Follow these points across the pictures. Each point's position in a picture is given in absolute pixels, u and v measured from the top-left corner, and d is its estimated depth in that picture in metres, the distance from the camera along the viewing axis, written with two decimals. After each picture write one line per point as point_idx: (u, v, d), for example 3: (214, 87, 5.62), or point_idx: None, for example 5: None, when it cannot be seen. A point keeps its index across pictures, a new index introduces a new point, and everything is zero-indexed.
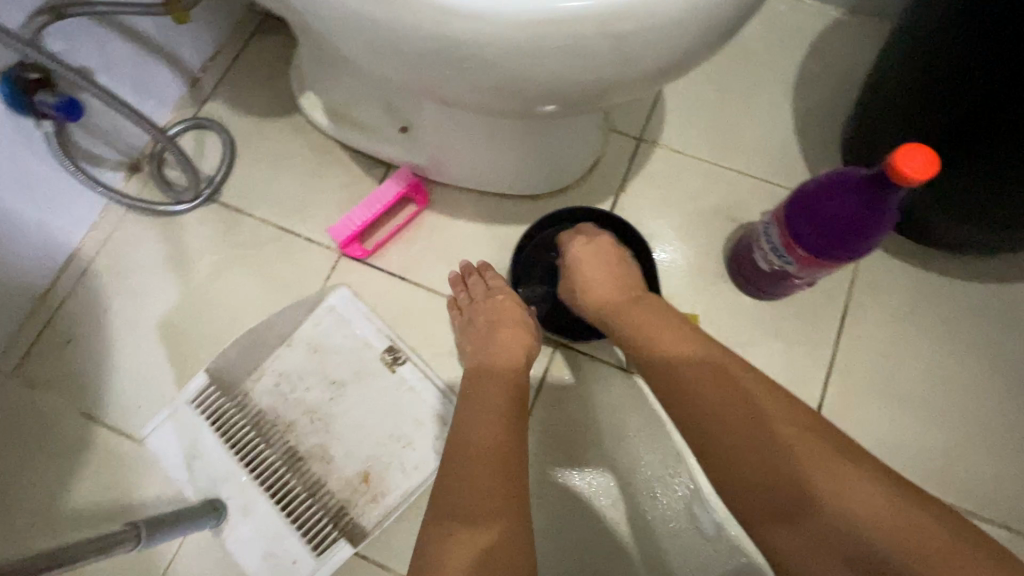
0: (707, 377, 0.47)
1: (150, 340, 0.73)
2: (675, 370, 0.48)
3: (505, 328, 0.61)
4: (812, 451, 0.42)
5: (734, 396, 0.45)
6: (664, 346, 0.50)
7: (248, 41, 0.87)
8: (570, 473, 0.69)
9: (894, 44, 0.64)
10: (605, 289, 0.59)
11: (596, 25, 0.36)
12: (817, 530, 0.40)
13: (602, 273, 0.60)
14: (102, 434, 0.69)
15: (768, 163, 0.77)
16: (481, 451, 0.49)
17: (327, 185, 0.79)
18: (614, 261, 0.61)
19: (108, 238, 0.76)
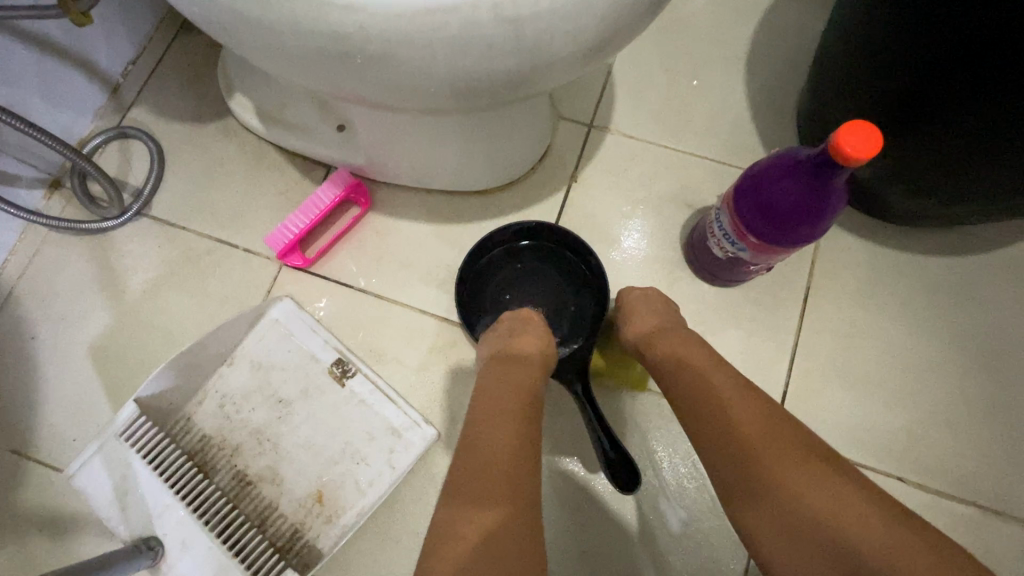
0: (714, 386, 0.47)
1: (83, 366, 0.69)
2: (701, 392, 0.47)
3: (531, 333, 0.58)
4: (803, 462, 0.41)
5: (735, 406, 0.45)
6: (699, 371, 0.49)
7: (172, 40, 0.81)
8: (579, 467, 0.66)
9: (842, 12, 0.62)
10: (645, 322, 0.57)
11: (494, 9, 0.33)
12: (808, 541, 0.39)
13: (648, 306, 0.59)
14: (35, 470, 0.65)
15: (722, 144, 0.75)
16: (495, 441, 0.47)
17: (264, 192, 0.75)
18: (670, 307, 0.59)
19: (30, 261, 0.72)
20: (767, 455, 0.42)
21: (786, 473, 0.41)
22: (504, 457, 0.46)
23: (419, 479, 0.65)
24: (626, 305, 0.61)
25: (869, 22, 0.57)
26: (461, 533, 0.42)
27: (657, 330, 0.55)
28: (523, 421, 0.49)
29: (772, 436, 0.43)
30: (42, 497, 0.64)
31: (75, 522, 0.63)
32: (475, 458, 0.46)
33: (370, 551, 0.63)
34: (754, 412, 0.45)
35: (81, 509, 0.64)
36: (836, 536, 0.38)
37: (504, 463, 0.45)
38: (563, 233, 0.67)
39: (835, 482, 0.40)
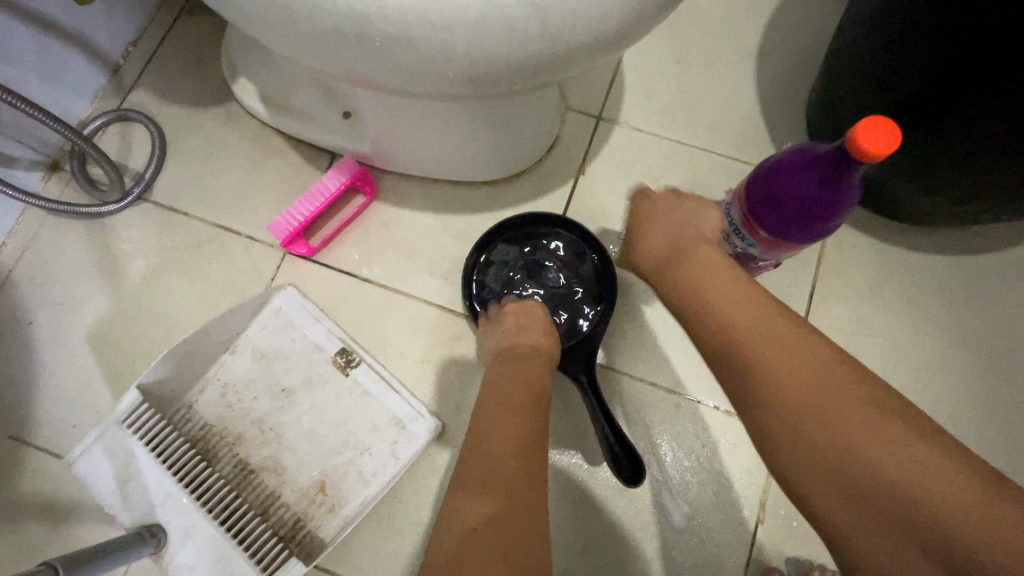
0: (754, 329, 0.44)
1: (82, 352, 0.68)
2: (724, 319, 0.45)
3: (535, 326, 0.58)
4: (862, 411, 0.38)
5: (780, 351, 0.42)
6: (732, 314, 0.45)
7: (174, 22, 0.80)
8: (584, 463, 0.66)
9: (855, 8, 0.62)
10: (659, 250, 0.53)
11: None
12: (858, 491, 0.37)
13: (660, 235, 0.54)
14: (33, 456, 0.64)
15: (731, 139, 0.74)
16: (504, 437, 0.47)
17: (267, 179, 0.74)
18: (685, 225, 0.55)
19: (27, 245, 0.70)
20: (817, 407, 0.39)
21: (837, 424, 0.38)
22: (509, 454, 0.46)
23: (422, 469, 0.65)
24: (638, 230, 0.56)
25: (884, 16, 0.56)
26: (468, 527, 0.42)
27: (673, 254, 0.52)
28: (530, 422, 0.49)
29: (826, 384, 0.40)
30: (40, 484, 0.64)
31: (74, 509, 0.63)
32: (483, 458, 0.46)
33: (374, 541, 0.63)
34: (799, 357, 0.41)
35: (79, 496, 0.63)
36: (894, 490, 0.36)
37: (513, 458, 0.46)
38: (572, 224, 0.68)
39: (896, 438, 0.37)
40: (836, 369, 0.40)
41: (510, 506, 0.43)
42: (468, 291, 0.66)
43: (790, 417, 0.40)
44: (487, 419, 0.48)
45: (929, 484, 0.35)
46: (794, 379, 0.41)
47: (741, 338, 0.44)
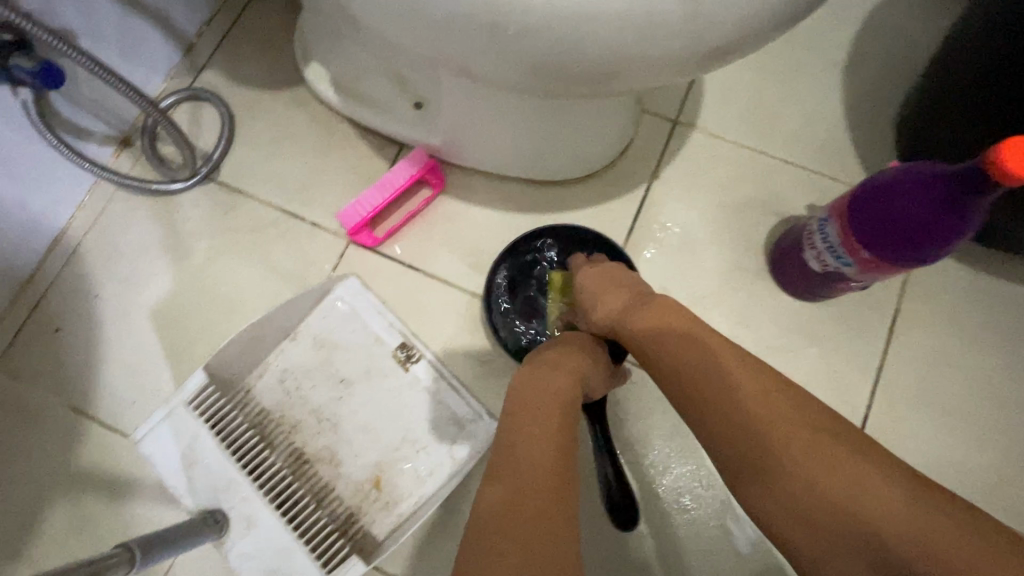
0: (700, 361, 0.41)
1: (144, 329, 0.68)
2: (681, 359, 0.42)
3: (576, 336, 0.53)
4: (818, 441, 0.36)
5: (732, 383, 0.39)
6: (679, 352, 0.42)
7: (247, 3, 0.79)
8: (655, 469, 0.65)
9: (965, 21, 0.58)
10: (609, 297, 0.50)
11: None
12: (821, 528, 0.35)
13: (603, 287, 0.51)
14: (93, 430, 0.65)
15: (814, 151, 0.71)
16: (538, 438, 0.42)
17: (333, 166, 0.73)
18: (627, 277, 0.52)
19: (96, 219, 0.71)
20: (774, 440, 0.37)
21: (800, 458, 0.36)
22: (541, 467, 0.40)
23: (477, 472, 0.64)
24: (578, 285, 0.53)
25: (1008, 28, 0.52)
26: (494, 528, 0.37)
27: (628, 305, 0.48)
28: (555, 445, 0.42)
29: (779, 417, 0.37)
30: (100, 457, 0.64)
31: (132, 485, 0.63)
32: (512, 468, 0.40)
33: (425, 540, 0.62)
34: (749, 388, 0.39)
35: (138, 472, 0.63)
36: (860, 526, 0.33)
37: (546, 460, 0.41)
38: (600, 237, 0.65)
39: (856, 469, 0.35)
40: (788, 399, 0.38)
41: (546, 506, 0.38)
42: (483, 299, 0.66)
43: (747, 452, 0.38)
44: (512, 437, 0.42)
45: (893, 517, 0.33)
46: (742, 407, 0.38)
47: (696, 378, 0.41)
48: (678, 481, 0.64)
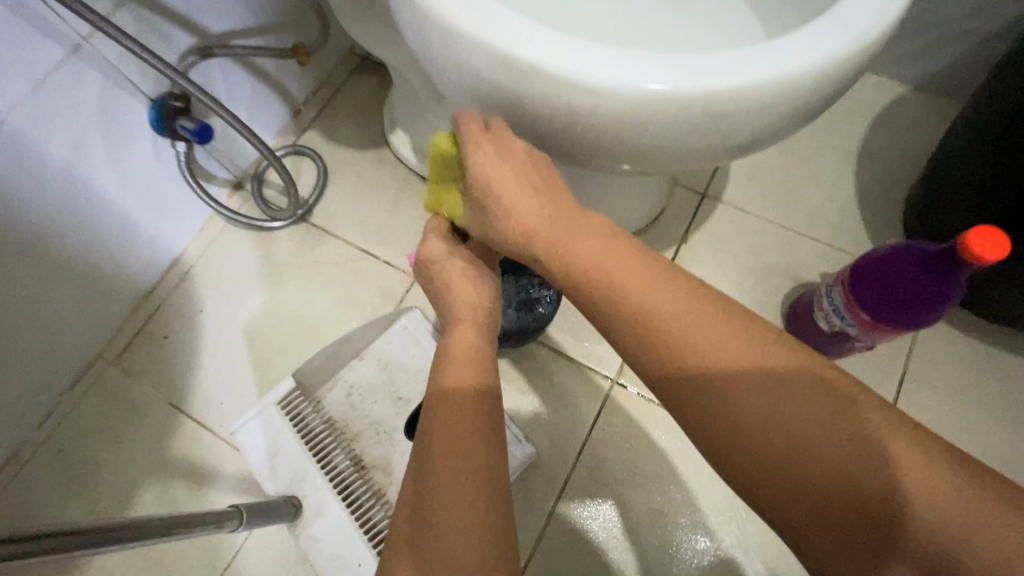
0: (668, 304, 0.37)
1: (237, 341, 0.80)
2: (650, 323, 0.36)
3: (463, 282, 0.49)
4: (795, 393, 0.33)
5: (688, 330, 0.35)
6: (631, 290, 0.38)
7: (346, 78, 0.96)
8: (671, 507, 0.73)
9: (965, 116, 0.67)
10: (538, 222, 0.43)
11: (706, 105, 0.41)
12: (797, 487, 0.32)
13: (518, 191, 0.44)
14: (185, 425, 0.75)
15: (828, 226, 0.80)
16: (458, 421, 0.41)
17: (406, 215, 0.86)
18: (543, 174, 0.46)
19: (207, 247, 0.84)
20: (745, 398, 0.33)
21: (770, 409, 0.33)
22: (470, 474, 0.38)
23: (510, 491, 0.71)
24: (490, 185, 0.45)
25: (994, 128, 0.62)
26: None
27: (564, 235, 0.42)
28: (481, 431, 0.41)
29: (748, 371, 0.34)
30: (188, 451, 0.74)
31: (212, 476, 0.73)
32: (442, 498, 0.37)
33: None
34: (711, 342, 0.35)
35: (218, 465, 0.74)
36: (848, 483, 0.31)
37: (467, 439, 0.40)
38: None
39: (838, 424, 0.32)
40: (748, 351, 0.35)
41: (480, 484, 0.37)
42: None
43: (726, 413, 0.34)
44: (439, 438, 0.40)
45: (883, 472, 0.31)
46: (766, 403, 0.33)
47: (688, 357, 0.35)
48: (691, 520, 0.72)
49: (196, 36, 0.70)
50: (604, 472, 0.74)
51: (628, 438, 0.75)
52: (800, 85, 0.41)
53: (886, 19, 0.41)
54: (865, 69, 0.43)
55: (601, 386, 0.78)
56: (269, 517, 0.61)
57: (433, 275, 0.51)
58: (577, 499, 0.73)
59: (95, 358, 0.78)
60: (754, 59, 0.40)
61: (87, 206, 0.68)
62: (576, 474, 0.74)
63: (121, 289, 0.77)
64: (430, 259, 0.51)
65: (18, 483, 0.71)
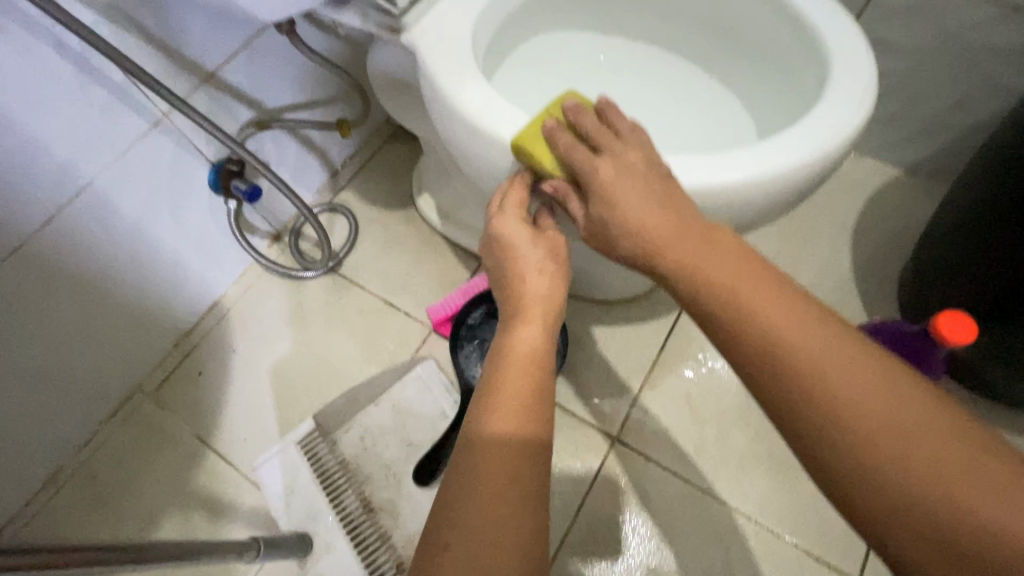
0: (781, 316, 0.37)
1: (264, 381, 0.86)
2: (759, 327, 0.37)
3: (535, 271, 0.47)
4: (898, 398, 0.33)
5: (799, 339, 0.36)
6: (740, 288, 0.38)
7: (382, 144, 1.05)
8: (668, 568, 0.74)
9: (950, 200, 0.71)
10: (648, 224, 0.42)
11: (693, 202, 0.47)
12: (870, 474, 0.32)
13: (636, 194, 0.43)
14: (209, 458, 0.81)
15: (824, 298, 0.84)
16: (508, 459, 0.37)
17: (427, 270, 0.93)
18: (662, 179, 0.44)
19: (244, 291, 0.92)
20: (853, 405, 0.33)
21: (871, 411, 0.33)
22: (508, 480, 0.36)
23: None
24: (605, 194, 0.43)
25: (972, 219, 0.67)
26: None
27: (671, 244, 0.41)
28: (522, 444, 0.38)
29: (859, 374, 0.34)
30: (210, 483, 0.79)
31: (230, 508, 0.78)
32: (481, 499, 0.36)
33: None
34: (816, 345, 0.35)
35: (236, 498, 0.78)
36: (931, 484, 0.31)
37: (511, 487, 0.36)
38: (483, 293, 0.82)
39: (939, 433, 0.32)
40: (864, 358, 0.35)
41: (524, 504, 0.36)
42: (456, 360, 0.80)
43: (818, 401, 0.34)
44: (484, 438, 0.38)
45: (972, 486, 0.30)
46: (873, 417, 0.33)
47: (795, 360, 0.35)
48: None
49: (254, 110, 0.80)
50: (603, 528, 0.76)
51: (627, 496, 0.78)
52: (771, 185, 0.46)
53: (850, 130, 0.47)
54: (834, 171, 0.48)
55: (603, 442, 0.81)
56: (285, 552, 0.66)
57: (503, 252, 0.49)
58: (576, 552, 0.75)
59: (135, 391, 0.85)
60: (730, 161, 0.46)
61: (147, 254, 0.77)
62: (576, 529, 0.76)
63: (166, 328, 0.85)
64: (506, 241, 0.48)
65: (56, 504, 0.77)
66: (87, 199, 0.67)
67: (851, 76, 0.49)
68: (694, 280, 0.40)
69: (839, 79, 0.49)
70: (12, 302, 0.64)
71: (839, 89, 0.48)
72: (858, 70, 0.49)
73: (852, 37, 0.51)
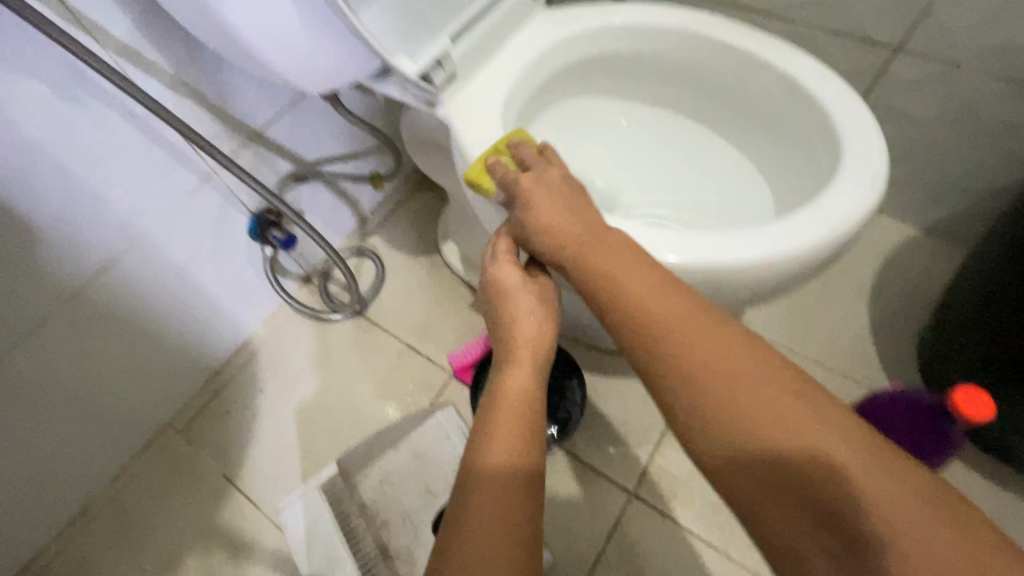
0: (667, 310, 0.39)
1: (289, 422, 0.89)
2: (642, 318, 0.39)
3: (525, 315, 0.48)
4: (818, 430, 0.33)
5: (687, 334, 0.38)
6: (666, 322, 0.39)
7: (409, 191, 1.10)
8: None
9: (974, 259, 0.72)
10: (561, 225, 0.45)
11: (711, 276, 0.49)
12: (748, 466, 0.34)
13: (550, 199, 0.47)
14: (233, 497, 0.83)
15: (841, 357, 0.85)
16: (501, 493, 0.40)
17: (449, 316, 0.96)
18: (574, 192, 0.48)
19: (274, 332, 0.95)
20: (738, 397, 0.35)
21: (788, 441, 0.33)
22: (504, 527, 0.39)
23: None
24: (525, 199, 0.47)
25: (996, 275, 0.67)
26: None
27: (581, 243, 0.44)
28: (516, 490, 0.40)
29: (748, 378, 0.36)
30: (233, 521, 0.81)
31: (251, 548, 0.79)
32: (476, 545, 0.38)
33: None
34: (701, 340, 0.38)
35: (258, 538, 0.80)
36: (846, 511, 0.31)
37: (506, 532, 0.39)
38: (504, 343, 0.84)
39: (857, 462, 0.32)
40: (751, 359, 0.37)
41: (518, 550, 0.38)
42: (476, 408, 0.82)
43: (730, 433, 0.35)
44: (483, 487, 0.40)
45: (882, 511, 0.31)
46: (750, 403, 0.35)
47: (681, 352, 0.38)
48: None
49: (293, 163, 0.85)
50: None
51: (643, 552, 0.77)
52: (785, 262, 0.48)
53: (861, 212, 0.49)
54: (846, 249, 0.51)
55: (619, 496, 0.81)
56: None
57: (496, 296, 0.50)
58: None
59: (165, 426, 0.88)
60: (746, 239, 0.48)
61: (187, 298, 0.81)
62: None
63: (199, 367, 0.88)
64: (501, 286, 0.49)
65: (88, 536, 0.80)
66: (139, 248, 0.72)
67: (861, 161, 0.52)
68: (632, 312, 0.40)
69: (850, 162, 0.52)
70: (65, 341, 0.69)
71: (850, 172, 0.51)
72: (868, 153, 0.52)
73: (862, 121, 0.54)
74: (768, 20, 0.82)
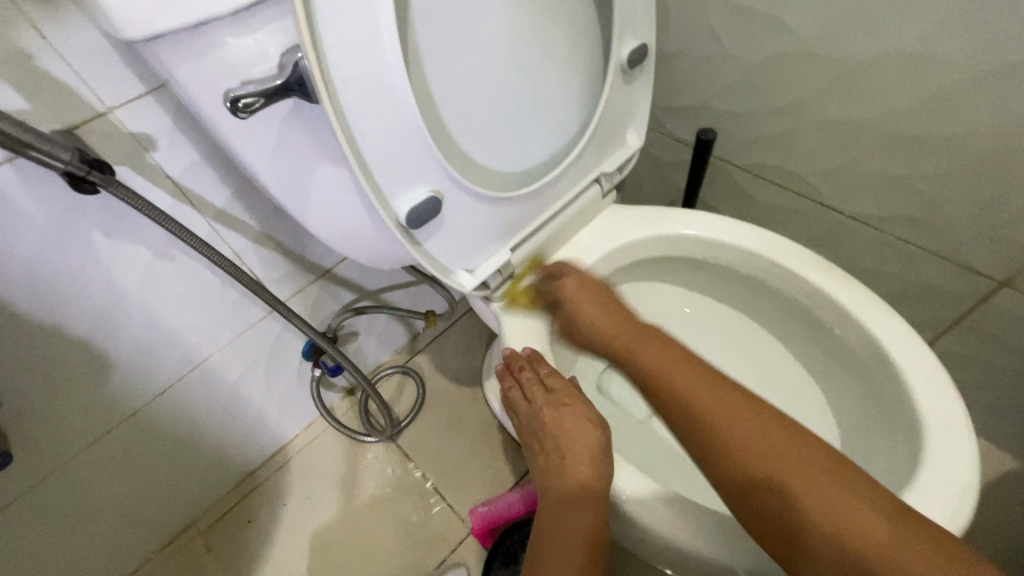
0: (672, 368, 0.51)
1: (303, 546, 0.89)
2: (654, 371, 0.52)
3: (582, 419, 0.53)
4: (786, 455, 0.43)
5: (687, 385, 0.49)
6: (658, 362, 0.53)
7: (464, 312, 1.11)
8: None
9: None
10: (597, 320, 0.58)
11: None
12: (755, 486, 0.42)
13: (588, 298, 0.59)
14: None
15: None
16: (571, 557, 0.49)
17: (480, 461, 0.95)
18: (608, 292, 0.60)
19: (308, 443, 0.97)
20: (733, 432, 0.45)
21: (752, 443, 0.44)
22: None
23: None
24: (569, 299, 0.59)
25: None
26: None
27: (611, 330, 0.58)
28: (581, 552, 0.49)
29: (742, 418, 0.46)
30: None
31: None
32: None
33: None
34: (694, 389, 0.49)
35: None
36: (798, 503, 0.40)
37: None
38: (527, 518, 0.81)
39: (834, 469, 0.41)
40: (740, 405, 0.46)
41: None
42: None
43: (735, 458, 0.44)
44: (552, 550, 0.50)
45: (832, 498, 0.40)
46: (740, 441, 0.44)
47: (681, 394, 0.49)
48: None
49: (355, 293, 0.88)
50: None
51: None
52: None
53: None
54: None
55: None
56: None
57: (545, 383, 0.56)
58: None
59: (189, 525, 0.89)
60: None
61: (232, 412, 0.84)
62: None
63: (232, 472, 0.90)
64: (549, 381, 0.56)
65: None
66: (199, 372, 0.75)
67: (944, 472, 0.46)
68: (646, 368, 0.53)
69: (930, 471, 0.46)
70: (115, 457, 0.72)
71: (928, 482, 0.46)
72: (956, 463, 0.47)
73: (950, 416, 0.49)
74: (859, 224, 0.77)
